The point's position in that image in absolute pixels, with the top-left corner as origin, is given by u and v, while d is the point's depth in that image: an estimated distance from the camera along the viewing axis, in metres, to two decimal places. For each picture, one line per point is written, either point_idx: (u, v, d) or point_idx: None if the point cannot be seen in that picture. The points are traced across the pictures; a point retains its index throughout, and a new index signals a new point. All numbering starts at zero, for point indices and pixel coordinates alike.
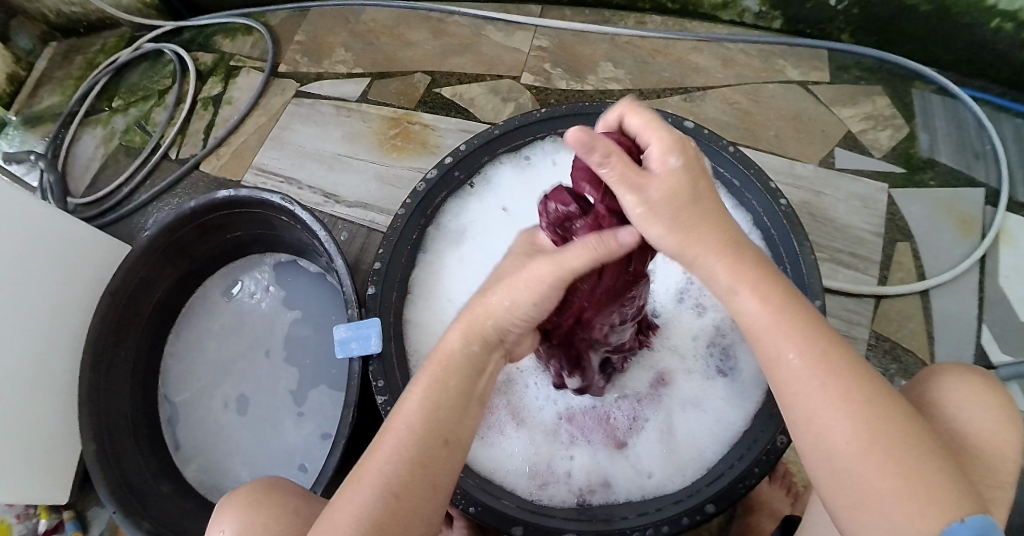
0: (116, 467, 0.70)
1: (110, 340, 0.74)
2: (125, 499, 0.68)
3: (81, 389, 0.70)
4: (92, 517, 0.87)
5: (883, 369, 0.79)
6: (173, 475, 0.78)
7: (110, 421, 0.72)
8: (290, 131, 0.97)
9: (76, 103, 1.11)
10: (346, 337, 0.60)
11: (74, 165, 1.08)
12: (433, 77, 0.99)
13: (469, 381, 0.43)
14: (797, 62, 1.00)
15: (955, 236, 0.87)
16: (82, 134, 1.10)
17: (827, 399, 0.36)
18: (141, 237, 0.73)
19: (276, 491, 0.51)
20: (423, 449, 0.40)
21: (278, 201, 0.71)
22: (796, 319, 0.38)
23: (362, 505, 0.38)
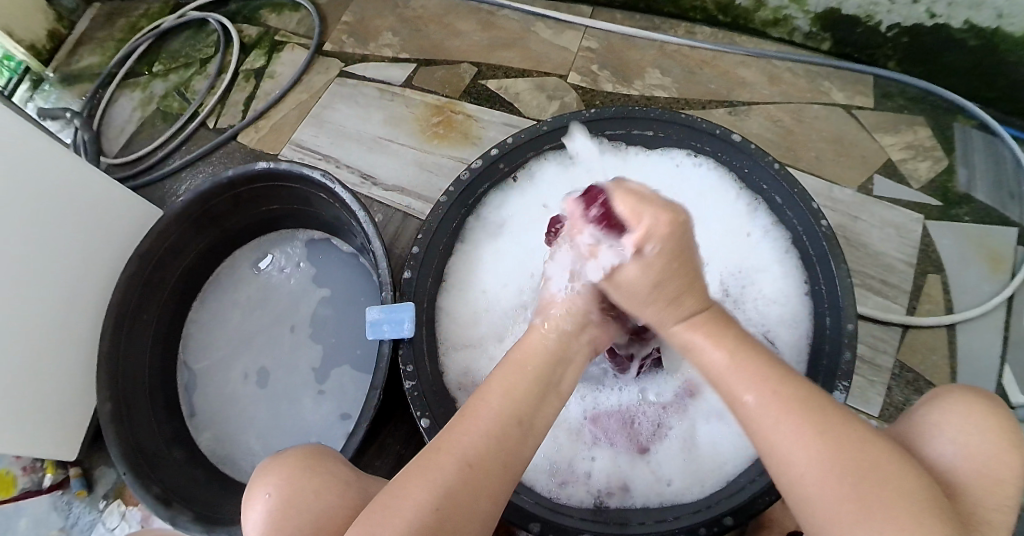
0: (129, 430, 0.71)
1: (136, 302, 0.75)
2: (135, 461, 0.69)
3: (102, 350, 0.71)
4: (97, 477, 0.87)
5: (904, 400, 0.78)
6: (186, 441, 0.79)
7: (127, 383, 0.73)
8: (332, 110, 0.98)
9: (117, 65, 1.12)
10: (379, 319, 0.61)
11: (110, 126, 1.09)
12: (479, 68, 0.99)
13: (548, 372, 0.46)
14: (843, 86, 0.99)
15: (986, 273, 0.87)
16: (119, 97, 1.11)
17: (775, 425, 0.40)
18: (175, 203, 0.74)
19: (327, 460, 0.52)
20: (503, 432, 0.42)
21: (318, 178, 0.71)
22: (752, 361, 0.42)
23: (439, 476, 0.39)
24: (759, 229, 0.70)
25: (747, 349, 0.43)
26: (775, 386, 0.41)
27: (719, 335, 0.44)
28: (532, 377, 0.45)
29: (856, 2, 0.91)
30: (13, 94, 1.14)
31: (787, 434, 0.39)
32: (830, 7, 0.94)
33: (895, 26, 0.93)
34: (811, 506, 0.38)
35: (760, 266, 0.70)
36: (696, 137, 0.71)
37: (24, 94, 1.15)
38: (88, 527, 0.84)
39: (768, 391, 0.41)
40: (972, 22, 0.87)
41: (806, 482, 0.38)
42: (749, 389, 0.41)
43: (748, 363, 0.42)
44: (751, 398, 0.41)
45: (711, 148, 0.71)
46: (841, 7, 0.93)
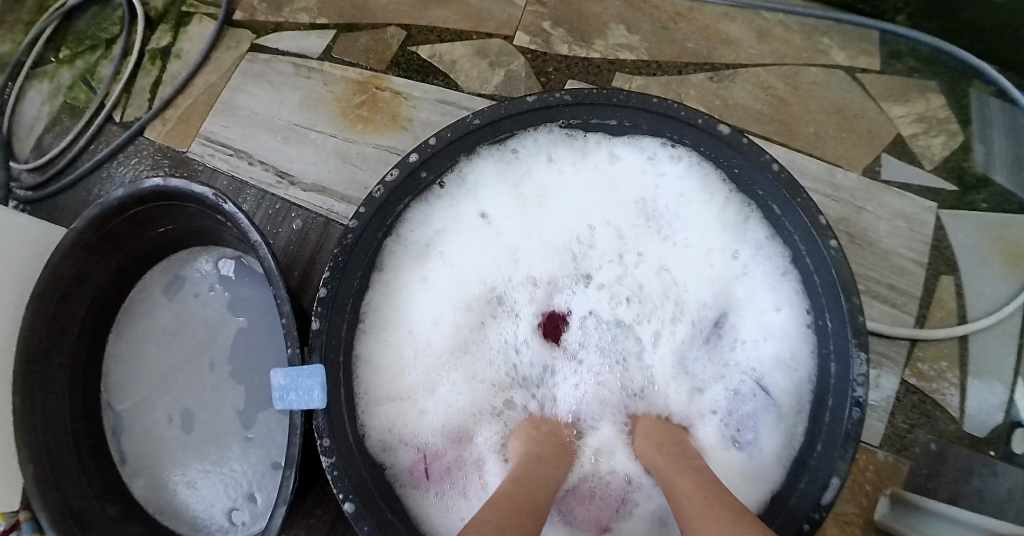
0: (54, 491, 0.61)
1: (43, 346, 0.63)
2: (67, 527, 0.59)
3: (13, 407, 0.60)
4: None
5: (908, 427, 0.71)
6: (118, 491, 0.69)
7: (48, 437, 0.63)
8: (241, 93, 0.83)
9: (24, 53, 0.94)
10: (285, 386, 0.49)
11: (19, 127, 0.93)
12: (409, 32, 0.84)
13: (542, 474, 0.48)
14: (843, 43, 0.85)
15: (999, 272, 0.77)
16: (28, 90, 0.94)
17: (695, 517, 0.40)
18: (70, 229, 0.61)
19: None
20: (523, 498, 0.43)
21: (211, 197, 0.57)
22: (691, 469, 0.46)
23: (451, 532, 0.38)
24: (751, 243, 0.59)
25: (707, 476, 0.45)
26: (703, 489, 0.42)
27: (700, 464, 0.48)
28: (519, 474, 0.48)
29: None
30: None
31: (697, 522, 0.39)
32: None
33: None
34: None
35: (748, 294, 0.59)
36: (671, 128, 0.57)
37: None
38: None
39: (694, 489, 0.43)
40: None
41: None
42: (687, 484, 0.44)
43: (692, 479, 0.44)
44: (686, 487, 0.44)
45: (692, 141, 0.57)
46: None
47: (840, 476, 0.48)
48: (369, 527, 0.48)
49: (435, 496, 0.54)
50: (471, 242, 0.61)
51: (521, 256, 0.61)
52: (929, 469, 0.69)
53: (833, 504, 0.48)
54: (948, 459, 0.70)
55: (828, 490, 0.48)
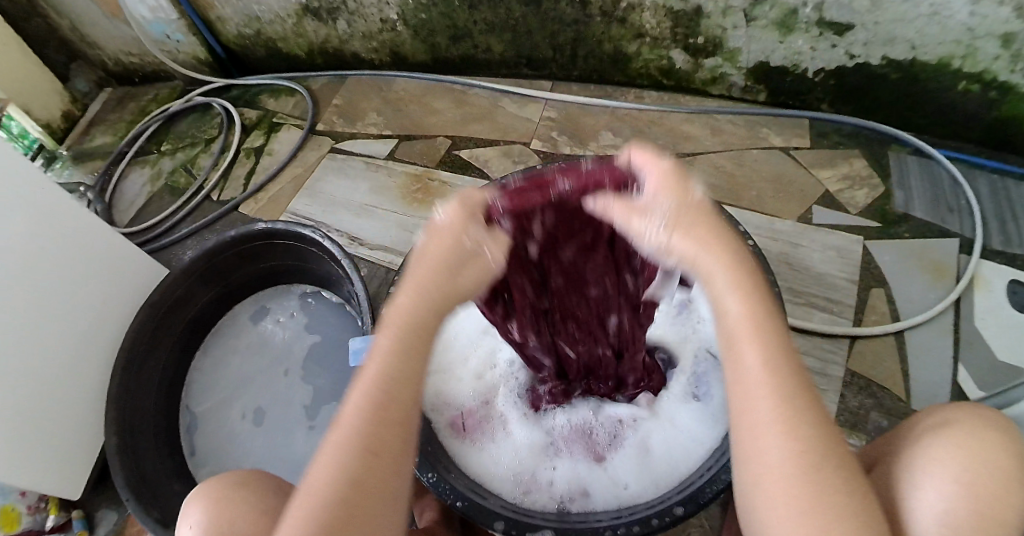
0: (133, 463, 0.76)
1: (144, 346, 0.83)
2: (138, 491, 0.73)
3: (110, 390, 0.77)
4: (99, 518, 0.91)
5: (858, 404, 0.83)
6: (186, 476, 0.85)
7: (133, 422, 0.79)
8: (323, 182, 1.09)
9: (128, 144, 1.26)
10: (361, 348, 0.70)
11: (121, 198, 1.21)
12: (453, 140, 1.10)
13: (406, 373, 0.41)
14: (780, 130, 1.09)
15: (929, 283, 0.93)
16: (131, 172, 1.24)
17: (756, 427, 0.39)
18: (188, 257, 0.84)
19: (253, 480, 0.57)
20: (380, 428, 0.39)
21: (309, 234, 0.83)
22: (769, 327, 0.41)
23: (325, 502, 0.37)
24: None
25: (779, 349, 0.41)
26: (776, 371, 0.39)
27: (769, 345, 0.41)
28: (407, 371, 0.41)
29: (782, 53, 1.03)
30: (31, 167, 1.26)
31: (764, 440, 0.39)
32: (759, 61, 1.05)
33: (820, 71, 1.04)
34: (757, 482, 0.38)
35: None
36: None
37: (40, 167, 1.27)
38: None
39: (769, 368, 0.40)
40: (889, 57, 0.98)
41: (767, 470, 0.38)
42: (756, 358, 0.40)
43: (763, 353, 0.40)
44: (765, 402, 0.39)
45: None
46: (769, 61, 1.05)
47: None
48: (415, 449, 0.61)
49: (471, 443, 0.67)
50: None
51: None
52: None
53: None
54: None
55: None
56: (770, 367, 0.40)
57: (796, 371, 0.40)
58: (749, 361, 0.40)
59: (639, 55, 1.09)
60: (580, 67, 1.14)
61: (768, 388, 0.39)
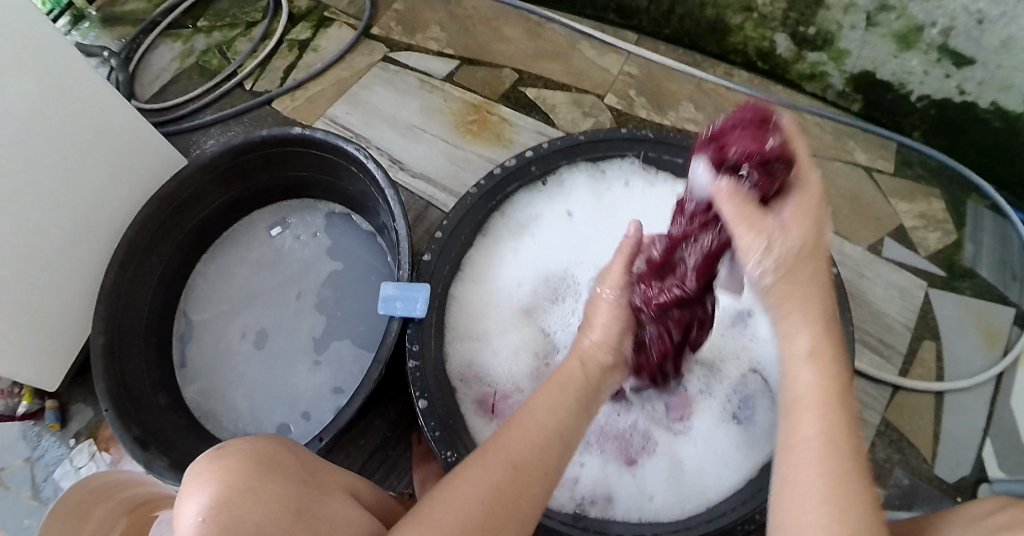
0: (117, 368, 0.77)
1: (146, 242, 0.82)
2: (119, 400, 0.74)
3: (104, 284, 0.78)
4: (73, 413, 0.93)
5: (885, 457, 0.80)
6: (173, 389, 0.85)
7: (122, 324, 0.80)
8: (370, 92, 1.00)
9: (161, 14, 1.14)
10: (392, 295, 0.63)
11: (146, 71, 1.11)
12: (520, 75, 0.99)
13: (570, 422, 0.48)
14: (866, 148, 0.97)
15: (979, 348, 0.86)
16: (160, 44, 1.13)
17: (813, 467, 0.40)
18: (204, 153, 0.81)
19: (278, 453, 0.46)
20: (545, 442, 0.46)
21: (351, 151, 0.76)
22: (830, 340, 0.45)
23: (486, 476, 0.43)
24: None
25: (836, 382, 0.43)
26: (825, 410, 0.42)
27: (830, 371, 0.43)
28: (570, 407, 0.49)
29: (891, 68, 0.90)
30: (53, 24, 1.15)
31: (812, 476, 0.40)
32: (865, 70, 0.92)
33: (925, 97, 0.91)
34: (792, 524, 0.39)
35: None
36: None
37: (63, 26, 1.16)
38: (54, 460, 0.90)
39: (817, 413, 0.42)
40: (999, 104, 0.85)
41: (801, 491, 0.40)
42: (805, 348, 0.44)
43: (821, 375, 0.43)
44: (813, 430, 0.41)
45: None
46: (876, 72, 0.92)
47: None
48: (436, 423, 0.59)
49: (497, 427, 0.64)
50: (559, 231, 0.74)
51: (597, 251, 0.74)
52: (901, 502, 0.78)
53: None
54: (918, 495, 0.78)
55: None
56: (825, 379, 0.43)
57: (849, 407, 0.43)
58: (803, 379, 0.44)
59: (740, 29, 0.96)
60: (672, 26, 1.02)
61: (828, 419, 0.41)
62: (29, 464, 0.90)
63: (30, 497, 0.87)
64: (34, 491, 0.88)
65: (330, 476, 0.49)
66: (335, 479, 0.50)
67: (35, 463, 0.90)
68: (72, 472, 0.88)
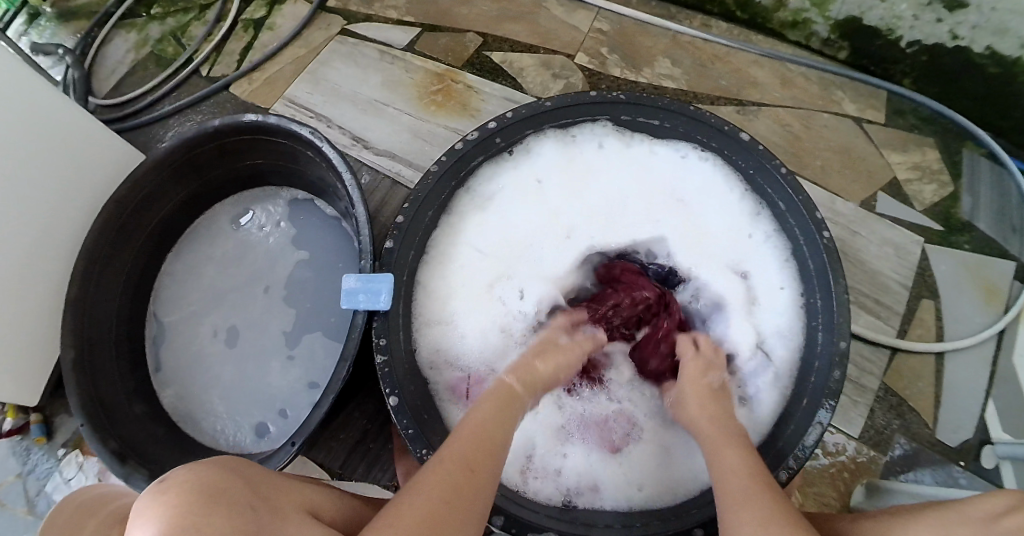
0: (90, 380, 0.74)
1: (106, 248, 0.78)
2: (95, 414, 0.72)
3: (69, 296, 0.74)
4: (58, 425, 0.90)
5: (885, 423, 0.77)
6: (150, 396, 0.82)
7: (93, 335, 0.76)
8: (330, 68, 0.94)
9: (115, 5, 1.07)
10: (355, 288, 0.59)
11: (101, 68, 1.05)
12: (485, 39, 0.93)
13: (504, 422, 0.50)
14: (854, 97, 0.92)
15: (976, 304, 0.82)
16: (115, 37, 1.06)
17: (742, 499, 0.45)
18: (159, 149, 0.76)
19: (224, 478, 0.43)
20: (483, 442, 0.48)
21: (306, 135, 0.71)
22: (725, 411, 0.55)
23: (435, 485, 0.44)
24: (759, 234, 0.67)
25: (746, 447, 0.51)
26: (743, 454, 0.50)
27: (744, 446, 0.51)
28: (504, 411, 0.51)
29: (879, 13, 0.85)
30: (7, 27, 1.07)
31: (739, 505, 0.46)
32: (851, 16, 0.87)
33: (915, 43, 0.86)
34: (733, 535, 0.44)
35: (756, 272, 0.66)
36: (702, 131, 0.67)
37: (18, 27, 1.07)
38: (44, 475, 0.87)
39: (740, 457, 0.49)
40: (995, 49, 0.80)
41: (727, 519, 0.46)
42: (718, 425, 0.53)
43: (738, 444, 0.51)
44: (732, 466, 0.49)
45: (717, 145, 0.67)
46: (862, 17, 0.86)
47: (828, 409, 0.56)
48: (409, 420, 0.56)
49: None
50: (531, 203, 0.69)
51: (568, 222, 0.69)
52: (902, 469, 0.75)
53: (816, 446, 0.55)
54: (921, 460, 0.76)
55: (812, 433, 0.56)
56: (726, 433, 0.53)
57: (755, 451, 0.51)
58: (722, 439, 0.52)
59: None
60: None
61: (742, 461, 0.48)
62: (22, 480, 0.87)
63: (26, 513, 0.85)
64: (30, 506, 0.86)
65: (287, 495, 0.48)
66: (293, 497, 0.48)
67: (27, 478, 0.87)
68: (63, 485, 0.86)
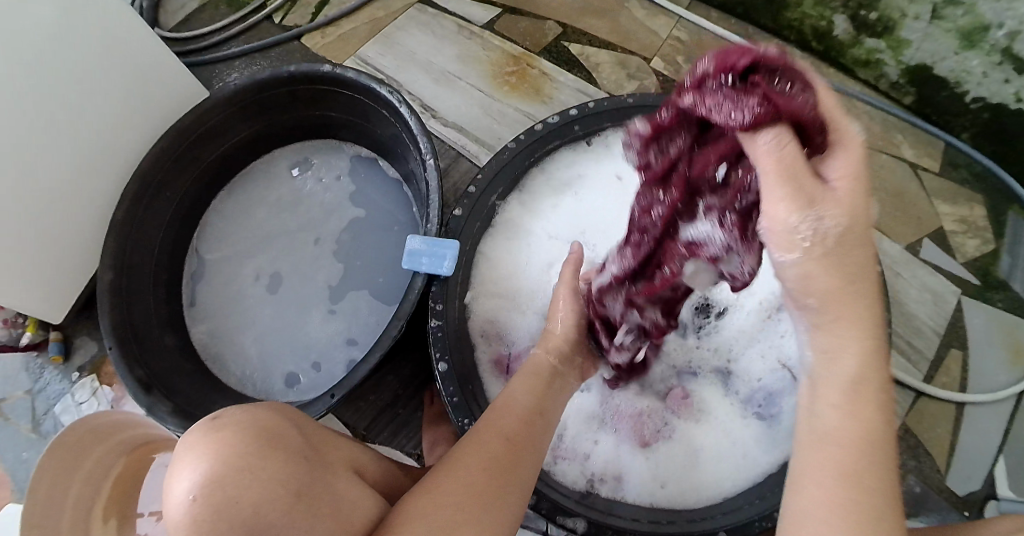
0: (125, 303, 0.76)
1: (160, 176, 0.79)
2: (123, 337, 0.74)
3: (116, 215, 0.76)
4: (77, 346, 0.92)
5: (900, 462, 0.79)
6: (180, 329, 0.84)
7: (132, 259, 0.78)
8: (405, 35, 0.96)
9: None
10: (419, 250, 0.60)
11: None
12: (565, 29, 0.94)
13: (541, 403, 0.52)
14: (914, 143, 0.93)
15: (1002, 362, 0.84)
16: None
17: (823, 475, 0.40)
18: (229, 85, 0.78)
19: (276, 421, 0.44)
20: (527, 420, 0.50)
21: (385, 94, 0.72)
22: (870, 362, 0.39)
23: (481, 459, 0.45)
24: None
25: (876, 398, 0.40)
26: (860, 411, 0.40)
27: (866, 353, 0.39)
28: (541, 389, 0.54)
29: (949, 65, 0.86)
30: None
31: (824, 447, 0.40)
32: (923, 63, 0.88)
33: (980, 100, 0.87)
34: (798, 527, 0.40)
35: None
36: None
37: None
38: (57, 395, 0.89)
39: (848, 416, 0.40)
40: None
41: (813, 483, 0.40)
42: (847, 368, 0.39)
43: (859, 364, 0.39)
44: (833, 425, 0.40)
45: None
46: (933, 66, 0.87)
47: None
48: (454, 387, 0.58)
49: None
50: (599, 194, 0.70)
51: None
52: (910, 509, 0.77)
53: None
54: (928, 503, 0.77)
55: None
56: (865, 378, 0.39)
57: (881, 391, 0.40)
58: (837, 363, 0.40)
59: (800, 5, 0.92)
60: None
61: (850, 418, 0.40)
62: (30, 397, 0.89)
63: (29, 430, 0.87)
64: (34, 424, 0.87)
65: (335, 449, 0.48)
66: (341, 452, 0.49)
67: (36, 396, 0.89)
68: (73, 408, 0.88)
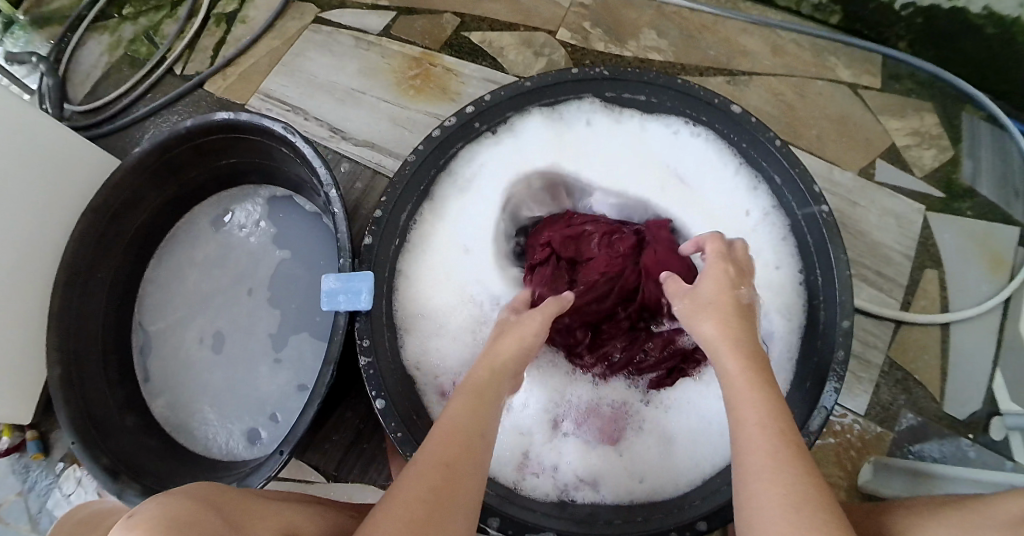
0: (80, 395, 0.72)
1: (85, 260, 0.75)
2: (84, 429, 0.70)
3: (53, 305, 0.72)
4: (54, 440, 0.87)
5: (891, 400, 0.75)
6: (140, 409, 0.80)
7: (79, 348, 0.74)
8: (303, 58, 0.91)
9: (86, 7, 1.03)
10: (334, 289, 0.57)
11: (77, 72, 1.01)
12: (464, 19, 0.90)
13: (475, 413, 0.45)
14: (849, 62, 0.89)
15: (982, 273, 0.80)
16: (89, 40, 1.02)
17: (764, 465, 0.38)
18: (133, 152, 0.73)
19: (193, 511, 0.39)
20: (459, 439, 0.43)
21: (280, 130, 0.68)
22: (759, 376, 0.43)
23: (408, 490, 0.39)
24: (758, 209, 0.64)
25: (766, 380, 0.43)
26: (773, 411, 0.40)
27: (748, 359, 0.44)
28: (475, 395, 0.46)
29: None
30: None
31: (753, 435, 0.40)
32: None
33: (910, 5, 0.83)
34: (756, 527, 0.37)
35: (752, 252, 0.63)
36: (692, 106, 0.64)
37: None
38: (45, 491, 0.84)
39: (764, 406, 0.41)
40: (993, 9, 0.78)
41: (746, 447, 0.40)
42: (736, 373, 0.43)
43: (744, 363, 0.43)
44: (753, 419, 0.40)
45: (708, 119, 0.64)
46: None
47: (835, 380, 0.54)
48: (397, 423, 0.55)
49: None
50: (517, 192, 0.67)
51: None
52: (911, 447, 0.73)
53: (819, 431, 0.53)
54: (928, 435, 0.74)
55: (815, 418, 0.54)
56: (753, 377, 0.43)
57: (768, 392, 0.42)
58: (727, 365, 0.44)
59: None
60: None
61: (766, 412, 0.40)
62: (23, 497, 0.85)
63: (29, 530, 0.83)
64: (33, 524, 0.83)
65: (259, 520, 0.45)
66: (267, 522, 0.46)
67: (28, 496, 0.85)
68: (64, 500, 0.84)
